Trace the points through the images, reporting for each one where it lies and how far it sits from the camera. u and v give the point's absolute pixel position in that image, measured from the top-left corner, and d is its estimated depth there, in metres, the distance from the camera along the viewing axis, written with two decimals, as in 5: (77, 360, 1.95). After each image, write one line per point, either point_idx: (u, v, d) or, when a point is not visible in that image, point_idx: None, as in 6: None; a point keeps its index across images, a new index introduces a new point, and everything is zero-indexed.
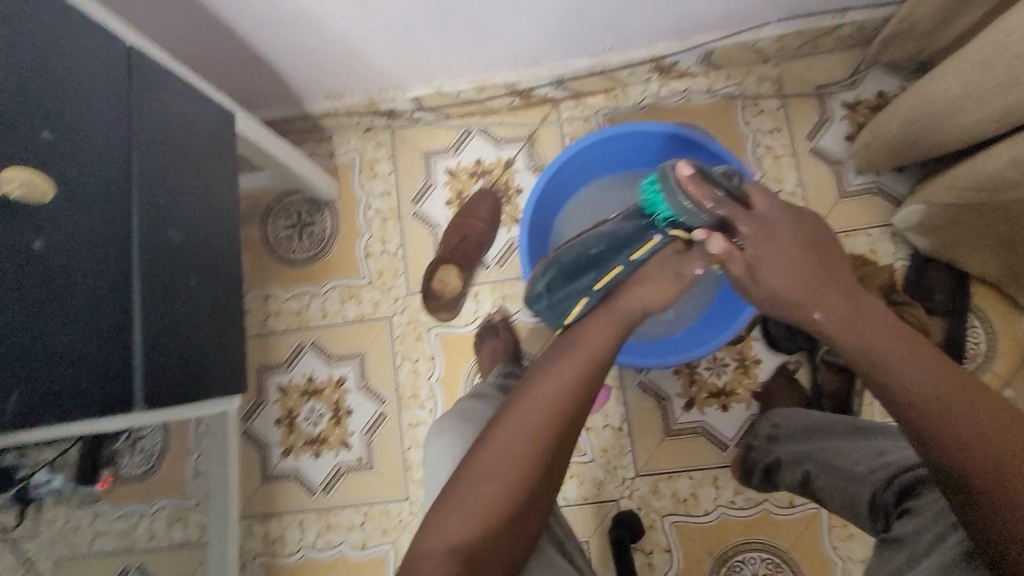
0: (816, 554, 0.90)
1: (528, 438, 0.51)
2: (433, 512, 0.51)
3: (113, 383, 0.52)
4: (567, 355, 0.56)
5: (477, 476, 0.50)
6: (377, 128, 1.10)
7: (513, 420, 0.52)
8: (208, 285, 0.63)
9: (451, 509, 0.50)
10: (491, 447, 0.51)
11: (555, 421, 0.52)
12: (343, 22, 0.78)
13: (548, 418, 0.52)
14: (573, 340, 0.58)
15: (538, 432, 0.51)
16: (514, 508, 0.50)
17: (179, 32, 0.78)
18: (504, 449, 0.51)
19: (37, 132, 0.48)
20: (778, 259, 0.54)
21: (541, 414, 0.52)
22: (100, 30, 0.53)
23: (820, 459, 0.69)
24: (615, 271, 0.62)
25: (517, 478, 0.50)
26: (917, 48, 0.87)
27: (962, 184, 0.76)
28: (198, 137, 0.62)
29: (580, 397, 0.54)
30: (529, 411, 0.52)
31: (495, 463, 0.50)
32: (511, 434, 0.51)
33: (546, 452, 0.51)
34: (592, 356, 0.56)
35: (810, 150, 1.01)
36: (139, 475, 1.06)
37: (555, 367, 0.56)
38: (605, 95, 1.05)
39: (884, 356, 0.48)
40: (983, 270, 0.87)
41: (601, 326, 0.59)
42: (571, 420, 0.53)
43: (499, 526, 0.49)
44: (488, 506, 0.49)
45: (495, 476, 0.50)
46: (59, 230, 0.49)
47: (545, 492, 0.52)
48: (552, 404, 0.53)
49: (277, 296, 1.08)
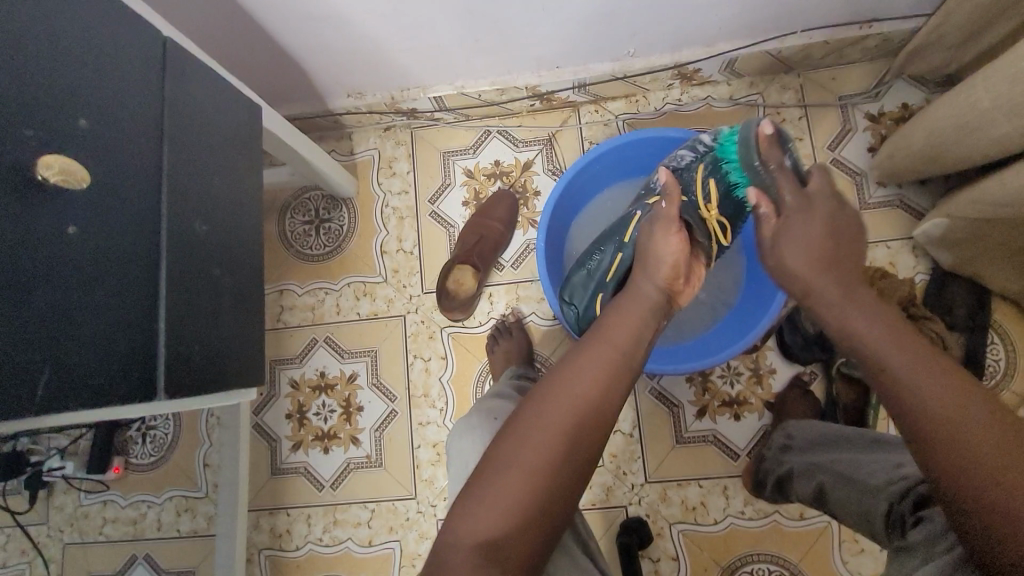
0: (826, 568, 0.89)
1: (554, 424, 0.50)
2: (455, 508, 0.49)
3: (136, 372, 0.52)
4: (593, 341, 0.56)
5: (499, 465, 0.49)
6: (396, 127, 1.11)
7: (538, 409, 0.51)
8: (232, 277, 0.64)
9: (473, 500, 0.48)
10: (511, 438, 0.50)
11: (583, 408, 0.51)
12: (372, 21, 0.79)
13: (572, 404, 0.51)
14: (596, 329, 0.58)
15: (564, 420, 0.50)
16: (538, 500, 0.47)
17: (207, 25, 0.79)
18: (526, 435, 0.49)
19: (73, 120, 0.49)
20: (793, 243, 0.58)
21: (567, 400, 0.51)
22: (138, 22, 0.54)
23: (836, 471, 0.68)
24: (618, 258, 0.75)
25: (542, 467, 0.48)
26: (944, 61, 0.87)
27: (987, 199, 0.75)
28: (227, 131, 0.63)
29: (609, 388, 0.53)
30: (549, 400, 0.51)
31: (515, 453, 0.49)
32: (531, 422, 0.50)
33: (573, 442, 0.49)
34: (621, 343, 0.56)
35: (831, 161, 1.00)
36: (149, 464, 1.07)
37: (582, 354, 0.55)
38: (626, 100, 1.05)
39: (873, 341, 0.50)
40: (1004, 287, 0.86)
41: (633, 310, 0.60)
42: (602, 411, 0.51)
43: (523, 520, 0.47)
44: (513, 497, 0.47)
45: (518, 465, 0.48)
46: (91, 216, 0.49)
47: (575, 479, 0.49)
48: (578, 390, 0.52)
49: (292, 291, 1.09)
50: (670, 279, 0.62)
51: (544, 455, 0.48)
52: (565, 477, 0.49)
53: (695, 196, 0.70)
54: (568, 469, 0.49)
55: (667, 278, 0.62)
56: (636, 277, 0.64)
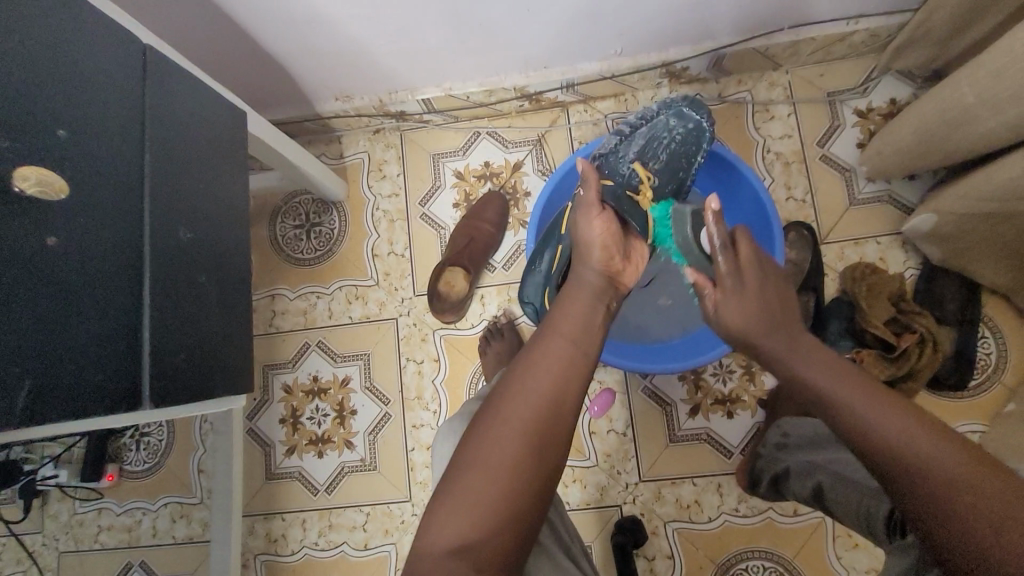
0: (821, 564, 0.89)
1: (512, 421, 0.50)
2: (426, 515, 0.49)
3: (121, 380, 0.52)
4: (546, 334, 0.57)
5: (462, 468, 0.49)
6: (386, 130, 1.10)
7: (496, 408, 0.51)
8: (219, 283, 0.63)
9: (440, 509, 0.48)
10: (472, 443, 0.50)
11: (542, 405, 0.51)
12: (357, 24, 0.79)
13: (532, 403, 0.51)
14: (550, 322, 0.59)
15: (521, 416, 0.50)
16: (505, 500, 0.48)
17: (191, 31, 0.79)
18: (486, 436, 0.50)
19: (51, 130, 0.49)
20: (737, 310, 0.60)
21: (523, 395, 0.52)
22: (118, 29, 0.54)
23: (832, 470, 0.68)
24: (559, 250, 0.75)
25: (505, 466, 0.48)
26: (931, 56, 0.87)
27: (975, 194, 0.76)
28: (211, 137, 0.63)
29: (562, 379, 0.53)
30: (507, 399, 0.52)
31: (477, 458, 0.49)
32: (490, 426, 0.50)
33: (532, 437, 0.50)
34: (572, 334, 0.57)
35: (820, 157, 1.00)
36: (144, 471, 1.06)
37: (536, 348, 0.56)
38: (615, 99, 1.05)
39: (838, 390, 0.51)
40: (994, 280, 0.86)
41: (574, 299, 0.60)
42: (558, 403, 0.52)
43: (489, 522, 0.47)
44: (478, 498, 0.47)
45: (480, 466, 0.48)
46: (73, 226, 0.50)
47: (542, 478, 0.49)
48: (534, 388, 0.52)
49: (284, 295, 1.09)
50: (604, 262, 0.62)
51: (504, 454, 0.49)
52: (531, 475, 0.49)
53: (620, 177, 0.76)
54: (532, 470, 0.49)
55: (602, 261, 0.62)
56: (575, 269, 0.64)
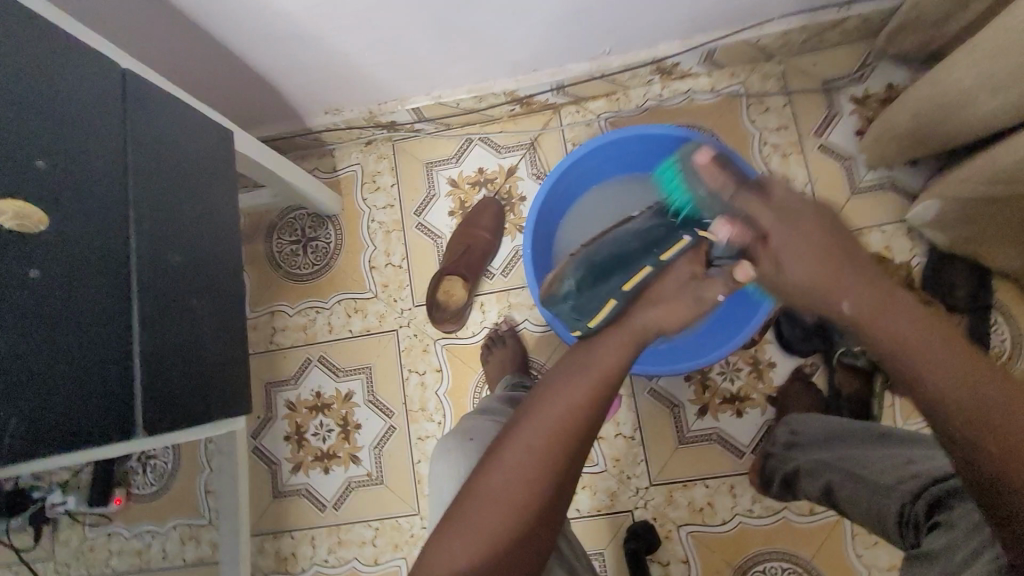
0: (841, 563, 0.87)
1: (536, 461, 0.49)
2: (436, 532, 0.50)
3: (114, 413, 0.52)
4: (580, 368, 0.54)
5: (481, 500, 0.49)
6: (378, 141, 1.10)
7: (520, 443, 0.50)
8: (211, 306, 0.63)
9: (453, 534, 0.48)
10: (493, 471, 0.49)
11: (566, 443, 0.50)
12: (341, 37, 0.78)
13: (557, 439, 0.50)
14: (588, 354, 0.56)
15: (542, 459, 0.49)
16: (515, 533, 0.48)
17: (172, 52, 0.78)
18: (508, 473, 0.49)
19: (31, 161, 0.49)
20: (776, 225, 0.51)
21: (549, 433, 0.50)
22: (91, 56, 0.53)
23: (845, 469, 0.65)
24: (644, 270, 0.61)
25: (519, 499, 0.48)
26: (926, 40, 0.85)
27: (977, 177, 0.74)
28: (195, 158, 0.62)
29: (588, 417, 0.51)
30: (530, 435, 0.50)
31: (495, 488, 0.48)
32: (514, 456, 0.49)
33: (550, 477, 0.49)
34: (606, 373, 0.53)
35: (818, 148, 0.99)
36: (151, 494, 1.06)
37: (569, 380, 0.53)
38: (607, 99, 1.04)
39: (874, 318, 0.46)
40: (1004, 264, 0.84)
41: (615, 342, 0.56)
42: (581, 441, 0.51)
43: (499, 551, 0.47)
44: (487, 529, 0.47)
45: (496, 501, 0.48)
46: (55, 258, 0.49)
47: (552, 508, 0.50)
48: (559, 425, 0.50)
49: (283, 312, 1.08)
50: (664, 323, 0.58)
51: (521, 490, 0.48)
52: (540, 506, 0.49)
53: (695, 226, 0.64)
54: (545, 500, 0.49)
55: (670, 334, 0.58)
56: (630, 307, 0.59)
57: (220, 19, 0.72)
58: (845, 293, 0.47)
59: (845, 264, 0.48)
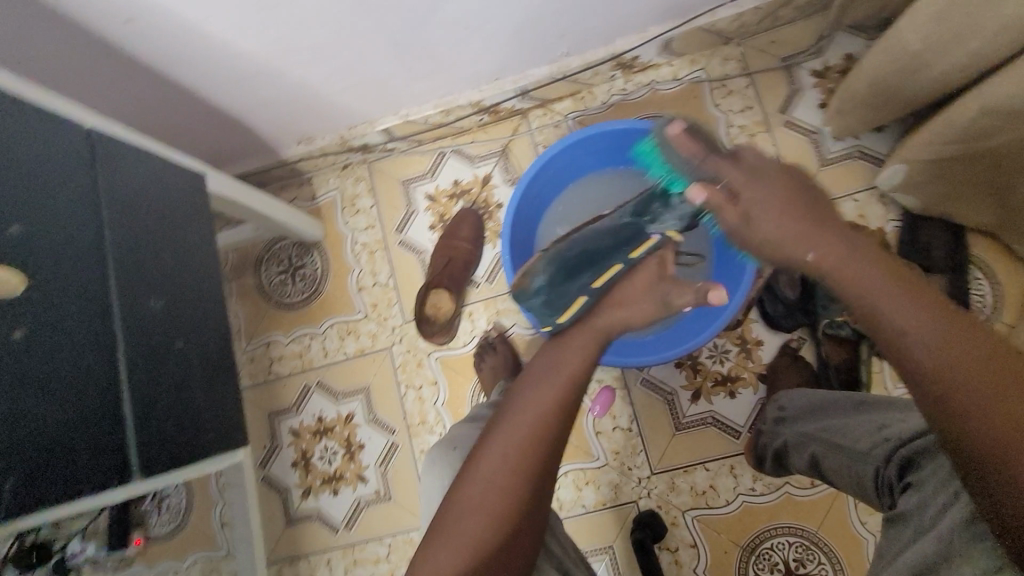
0: (847, 532, 0.88)
1: (514, 466, 0.51)
2: (426, 542, 0.52)
3: (108, 460, 0.54)
4: (543, 369, 0.58)
5: (467, 508, 0.51)
6: (353, 164, 1.12)
7: (498, 449, 0.52)
8: (196, 346, 0.65)
9: (440, 544, 0.50)
10: (474, 480, 0.52)
11: (540, 446, 0.52)
12: (302, 69, 0.80)
13: (533, 443, 0.52)
14: (554, 360, 0.59)
15: (519, 464, 0.52)
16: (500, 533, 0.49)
17: (138, 103, 0.80)
18: (489, 479, 0.51)
19: (5, 228, 0.51)
20: (771, 211, 0.55)
21: (518, 430, 0.53)
22: (53, 116, 0.55)
23: (828, 440, 0.66)
24: (616, 268, 0.66)
25: (500, 499, 0.50)
26: (877, 8, 0.86)
27: (938, 139, 0.75)
28: (167, 203, 0.64)
29: (557, 410, 0.54)
30: (506, 439, 0.53)
31: (480, 495, 0.51)
32: (493, 464, 0.52)
33: (531, 479, 0.51)
34: (570, 371, 0.57)
35: (784, 124, 1.00)
36: (170, 531, 1.11)
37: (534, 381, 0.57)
38: (572, 99, 1.06)
39: (883, 297, 0.46)
40: (976, 221, 0.85)
41: (576, 348, 0.60)
42: (553, 433, 0.53)
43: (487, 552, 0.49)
44: (471, 531, 0.49)
45: (480, 508, 0.50)
46: (36, 317, 0.51)
47: (536, 509, 0.52)
48: (531, 429, 0.53)
49: (278, 341, 1.10)
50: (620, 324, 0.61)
51: (500, 488, 0.51)
52: (521, 504, 0.51)
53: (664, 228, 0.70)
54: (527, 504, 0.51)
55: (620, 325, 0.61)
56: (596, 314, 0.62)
57: (180, 64, 0.74)
58: (816, 245, 0.52)
59: (831, 229, 0.52)
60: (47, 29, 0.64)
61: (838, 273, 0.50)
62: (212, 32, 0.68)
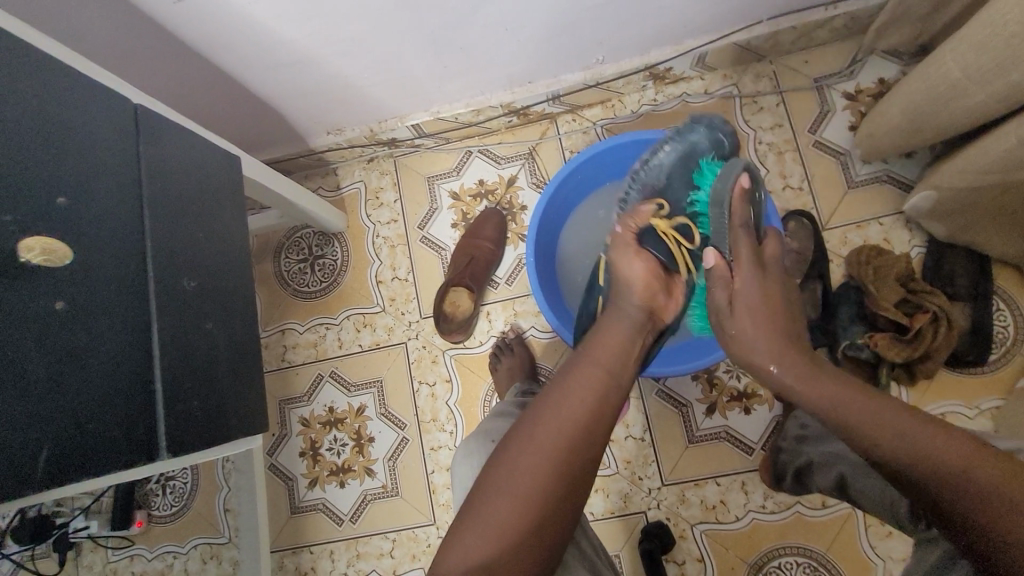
0: (856, 555, 0.87)
1: (546, 448, 0.52)
2: (451, 535, 0.51)
3: (136, 433, 0.54)
4: (582, 361, 0.59)
5: (492, 495, 0.51)
6: (379, 157, 1.12)
7: (529, 432, 0.54)
8: (225, 329, 0.65)
9: (467, 528, 0.50)
10: (505, 464, 0.52)
11: (576, 430, 0.54)
12: (340, 60, 0.81)
13: (572, 431, 0.53)
14: (591, 346, 0.61)
15: (551, 449, 0.52)
16: (530, 526, 0.49)
17: (179, 84, 0.81)
18: (517, 467, 0.52)
19: (51, 199, 0.50)
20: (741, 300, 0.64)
21: (556, 422, 0.54)
22: (102, 92, 0.55)
23: (854, 460, 0.67)
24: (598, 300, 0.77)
25: (534, 499, 0.50)
26: (914, 34, 0.86)
27: (971, 168, 0.75)
28: (203, 186, 0.64)
29: (598, 403, 0.56)
30: (543, 426, 0.54)
31: (507, 484, 0.51)
32: (522, 451, 0.52)
33: (565, 464, 0.52)
34: (606, 362, 0.59)
35: (813, 144, 1.00)
36: (171, 515, 1.08)
37: (569, 375, 0.58)
38: (602, 106, 1.06)
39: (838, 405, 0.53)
40: (1002, 251, 0.85)
41: (612, 328, 0.63)
42: (588, 431, 0.54)
43: (513, 546, 0.48)
44: (502, 523, 0.49)
45: (506, 493, 0.51)
46: (77, 289, 0.51)
47: (564, 499, 0.52)
48: (567, 415, 0.54)
49: (294, 329, 1.10)
50: (646, 297, 0.65)
51: (527, 482, 0.51)
52: (553, 498, 0.51)
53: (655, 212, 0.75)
54: (556, 492, 0.51)
55: (645, 298, 0.65)
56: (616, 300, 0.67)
57: (220, 48, 0.75)
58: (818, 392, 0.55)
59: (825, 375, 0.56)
60: (95, 6, 0.64)
61: (865, 426, 0.51)
62: (257, 17, 0.68)
